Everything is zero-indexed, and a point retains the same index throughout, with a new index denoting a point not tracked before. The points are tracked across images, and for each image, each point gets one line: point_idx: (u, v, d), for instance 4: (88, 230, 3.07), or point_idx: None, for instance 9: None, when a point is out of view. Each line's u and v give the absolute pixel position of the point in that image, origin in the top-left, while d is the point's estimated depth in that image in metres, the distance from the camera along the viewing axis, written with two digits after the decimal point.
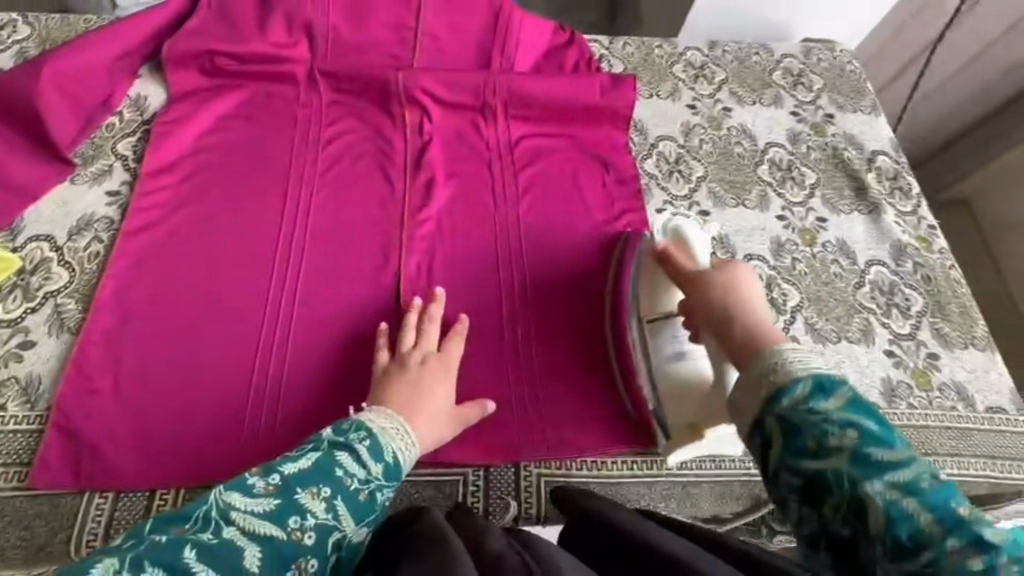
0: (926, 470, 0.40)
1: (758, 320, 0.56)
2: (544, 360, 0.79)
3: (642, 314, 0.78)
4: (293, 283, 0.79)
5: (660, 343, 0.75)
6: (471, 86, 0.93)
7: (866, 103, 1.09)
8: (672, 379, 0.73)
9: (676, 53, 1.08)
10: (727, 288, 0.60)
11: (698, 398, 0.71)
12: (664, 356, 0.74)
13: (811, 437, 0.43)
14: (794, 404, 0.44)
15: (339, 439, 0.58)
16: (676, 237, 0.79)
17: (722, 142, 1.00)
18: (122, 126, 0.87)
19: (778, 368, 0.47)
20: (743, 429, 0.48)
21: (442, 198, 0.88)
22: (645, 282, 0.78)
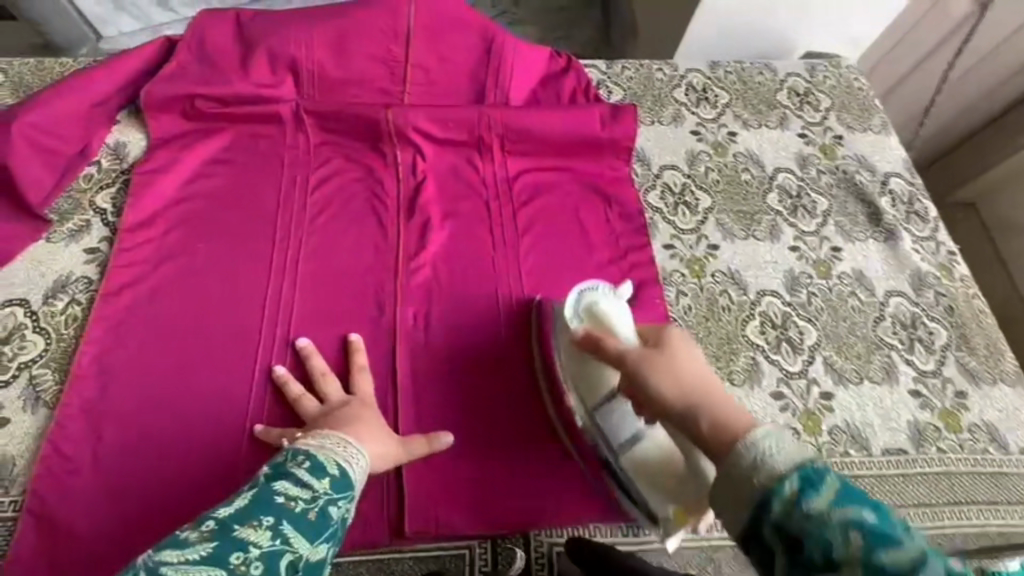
0: (933, 562, 0.36)
1: (712, 402, 0.51)
2: (504, 421, 0.74)
3: (588, 405, 0.72)
4: (281, 343, 0.75)
5: (612, 421, 0.70)
6: (465, 121, 0.89)
7: (876, 121, 1.04)
8: (639, 461, 0.68)
9: (677, 76, 1.04)
10: (669, 367, 0.54)
11: (666, 469, 0.66)
12: (623, 447, 0.69)
13: (814, 548, 0.38)
14: (786, 508, 0.40)
15: (275, 471, 0.56)
16: (590, 318, 0.71)
17: (729, 170, 0.96)
18: (100, 177, 0.83)
19: (754, 469, 0.43)
20: (735, 535, 0.44)
21: (438, 241, 0.84)
22: (578, 368, 0.73)
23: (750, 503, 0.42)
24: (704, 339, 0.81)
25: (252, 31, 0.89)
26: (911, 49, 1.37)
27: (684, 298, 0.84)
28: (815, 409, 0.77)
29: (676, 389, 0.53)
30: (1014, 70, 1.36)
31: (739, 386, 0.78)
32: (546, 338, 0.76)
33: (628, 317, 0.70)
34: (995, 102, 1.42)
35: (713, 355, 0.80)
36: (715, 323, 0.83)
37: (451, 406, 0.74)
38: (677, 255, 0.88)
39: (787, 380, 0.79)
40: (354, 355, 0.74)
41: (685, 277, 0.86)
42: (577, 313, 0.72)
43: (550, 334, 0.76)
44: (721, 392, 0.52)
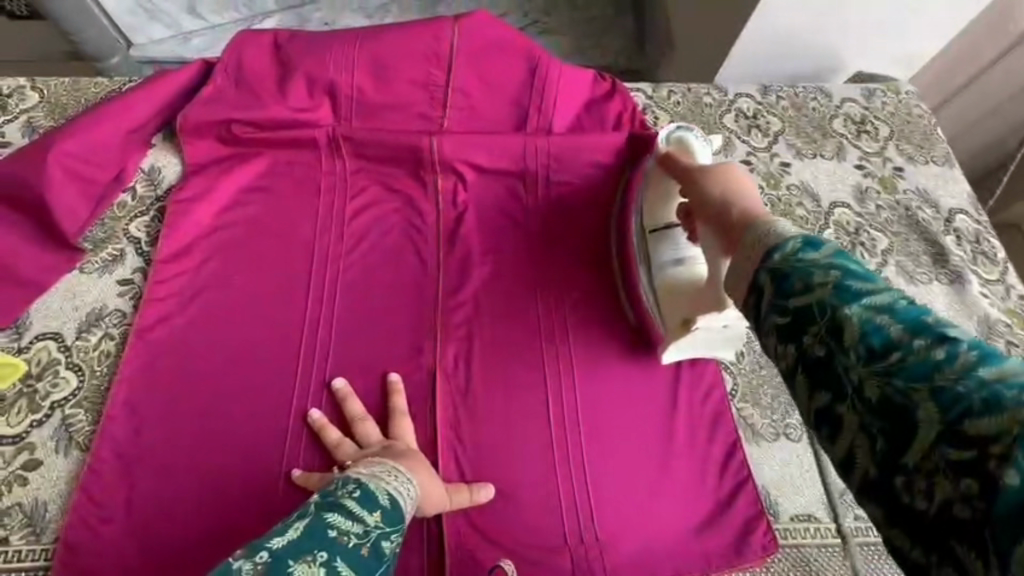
0: (900, 296, 0.34)
1: (745, 189, 0.52)
2: (555, 289, 0.81)
3: (646, 224, 0.78)
4: (317, 383, 0.72)
5: (661, 247, 0.76)
6: (509, 150, 0.85)
7: (938, 152, 0.99)
8: (670, 278, 0.74)
9: (726, 101, 1.00)
10: (727, 177, 0.55)
11: (692, 300, 0.71)
12: (665, 261, 0.74)
13: (797, 279, 0.36)
14: (785, 258, 0.37)
15: (325, 500, 0.50)
16: (680, 146, 0.82)
17: (782, 204, 0.91)
18: (135, 204, 0.81)
19: (771, 230, 0.40)
20: (732, 292, 0.41)
21: (479, 277, 0.80)
22: (650, 194, 0.79)
23: (757, 255, 0.39)
24: (758, 390, 0.79)
25: (290, 53, 0.86)
26: (966, 66, 1.30)
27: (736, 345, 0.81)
28: None
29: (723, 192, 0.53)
30: None
31: (796, 442, 0.76)
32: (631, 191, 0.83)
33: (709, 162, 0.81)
34: None
35: (767, 408, 0.78)
36: (767, 371, 0.80)
37: (493, 454, 0.70)
38: None
39: None
40: (394, 399, 0.70)
41: None
42: (674, 134, 0.82)
43: (637, 177, 0.84)
44: (754, 193, 0.52)
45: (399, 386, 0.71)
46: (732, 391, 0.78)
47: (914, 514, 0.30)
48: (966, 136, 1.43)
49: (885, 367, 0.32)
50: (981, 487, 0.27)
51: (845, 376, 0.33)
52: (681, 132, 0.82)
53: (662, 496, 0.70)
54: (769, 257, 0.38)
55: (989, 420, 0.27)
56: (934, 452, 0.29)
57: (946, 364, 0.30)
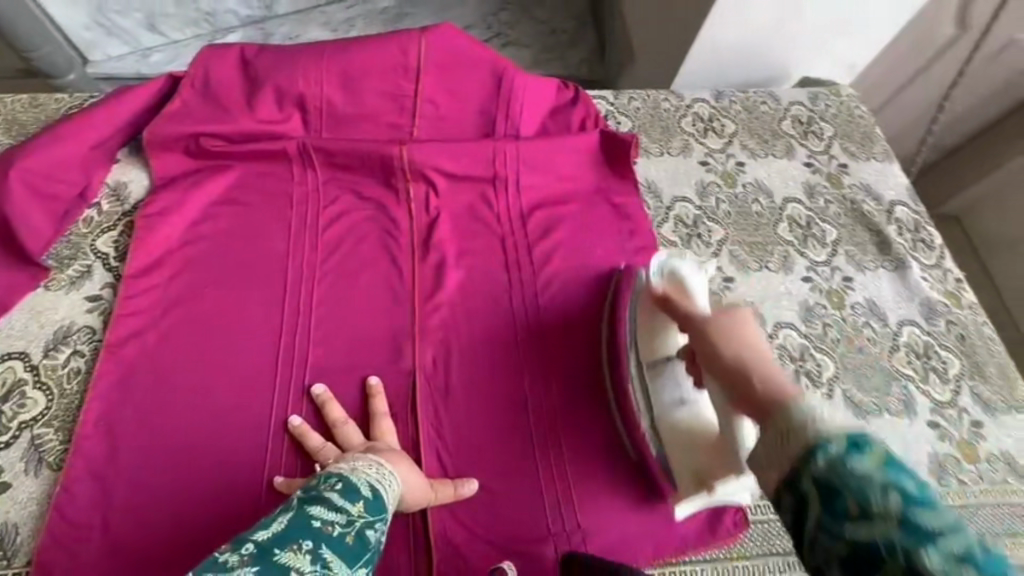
0: (974, 534, 0.31)
1: (765, 362, 0.50)
2: (547, 407, 0.75)
3: (643, 358, 0.75)
4: (295, 392, 0.72)
5: (661, 386, 0.72)
6: (478, 156, 0.88)
7: (878, 149, 1.06)
8: (678, 427, 0.70)
9: (683, 106, 1.05)
10: (738, 340, 0.53)
11: (705, 450, 0.69)
12: (669, 402, 0.71)
13: (851, 501, 0.34)
14: (829, 463, 0.36)
15: (308, 495, 0.52)
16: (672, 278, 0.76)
17: (739, 201, 0.96)
18: (101, 220, 0.80)
19: (805, 423, 0.39)
20: (779, 503, 0.39)
21: (454, 280, 0.82)
22: (644, 328, 0.75)
23: (795, 459, 0.38)
24: None
25: (259, 66, 0.86)
26: (903, 69, 1.41)
27: None
28: None
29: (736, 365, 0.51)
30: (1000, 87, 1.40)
31: None
32: (618, 305, 0.79)
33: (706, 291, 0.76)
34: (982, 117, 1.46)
35: None
36: None
37: (475, 450, 0.72)
38: None
39: None
40: (374, 402, 0.71)
41: None
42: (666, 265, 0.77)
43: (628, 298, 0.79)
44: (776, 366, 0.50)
45: (378, 388, 0.72)
46: None
47: None
48: (902, 138, 1.55)
49: None
50: None
51: None
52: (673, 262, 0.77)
53: (639, 481, 0.72)
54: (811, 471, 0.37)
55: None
56: None
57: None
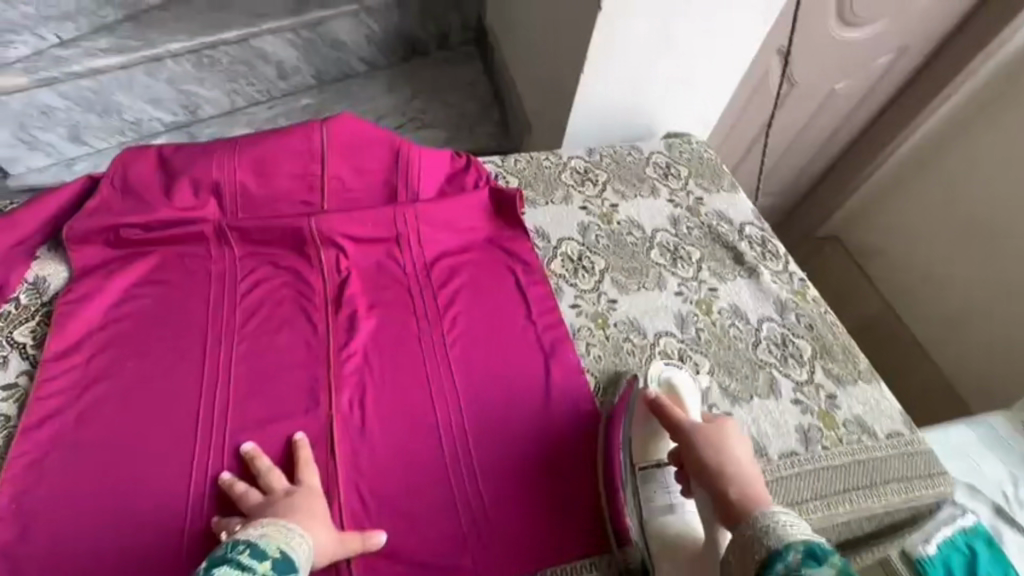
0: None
1: (742, 475, 0.69)
2: (466, 483, 0.79)
3: (635, 459, 0.83)
4: (216, 451, 0.76)
5: (652, 492, 0.81)
6: (381, 220, 1.00)
7: (726, 183, 1.28)
8: (664, 532, 0.77)
9: (562, 163, 1.24)
10: (722, 458, 0.71)
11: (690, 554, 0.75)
12: (659, 509, 0.79)
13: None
14: (789, 567, 0.55)
15: (212, 563, 0.58)
16: (670, 389, 0.90)
17: (616, 235, 1.12)
18: (20, 312, 0.84)
19: (772, 537, 0.59)
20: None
21: (367, 329, 0.90)
22: (639, 429, 0.84)
23: (763, 562, 0.57)
24: (616, 382, 0.93)
25: (175, 162, 0.97)
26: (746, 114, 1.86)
27: (594, 349, 0.96)
28: None
29: (717, 484, 0.69)
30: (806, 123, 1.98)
31: None
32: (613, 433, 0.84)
33: (695, 404, 0.89)
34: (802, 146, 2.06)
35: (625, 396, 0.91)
36: (621, 367, 0.94)
37: (394, 481, 0.77)
38: (582, 312, 1.00)
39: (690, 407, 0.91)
40: (299, 452, 0.75)
41: (592, 330, 0.98)
42: (660, 374, 0.91)
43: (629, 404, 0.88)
44: (754, 486, 0.69)
45: (304, 443, 0.76)
46: (595, 388, 0.91)
47: None
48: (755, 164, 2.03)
49: None
50: None
51: None
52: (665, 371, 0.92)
53: (545, 482, 0.80)
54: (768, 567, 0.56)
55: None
56: None
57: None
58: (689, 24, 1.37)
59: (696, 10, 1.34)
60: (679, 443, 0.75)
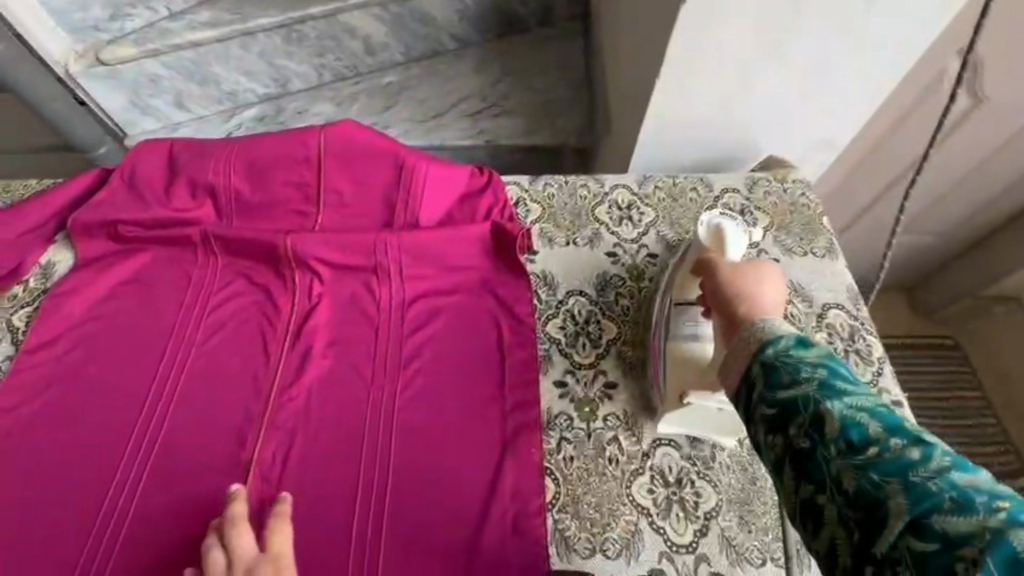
0: (879, 405, 0.44)
1: (756, 293, 0.60)
2: None
3: (673, 296, 0.79)
4: (140, 479, 0.75)
5: (682, 321, 0.76)
6: (364, 247, 0.89)
7: (821, 243, 0.96)
8: (682, 349, 0.74)
9: (602, 192, 1.02)
10: (740, 273, 0.63)
11: (697, 372, 0.72)
12: (683, 334, 0.75)
13: (786, 374, 0.47)
14: (777, 353, 0.49)
15: None
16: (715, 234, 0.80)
17: (642, 298, 0.90)
18: (25, 296, 0.89)
19: (766, 328, 0.52)
20: (730, 387, 0.52)
21: (316, 372, 0.82)
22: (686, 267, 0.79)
23: (753, 349, 0.51)
24: (582, 496, 0.73)
25: (180, 159, 0.95)
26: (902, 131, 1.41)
27: (567, 446, 0.77)
28: None
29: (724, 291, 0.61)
30: (996, 147, 1.49)
31: (614, 560, 0.69)
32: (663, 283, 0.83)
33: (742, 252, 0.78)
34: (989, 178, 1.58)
35: (588, 519, 0.72)
36: (595, 478, 0.75)
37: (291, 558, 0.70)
38: (568, 394, 0.81)
39: (670, 554, 0.70)
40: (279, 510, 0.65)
41: (572, 421, 0.79)
42: (714, 219, 0.81)
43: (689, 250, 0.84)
44: (767, 295, 0.60)
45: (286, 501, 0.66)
46: (551, 499, 0.73)
47: (885, 536, 0.37)
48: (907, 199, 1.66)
49: (866, 463, 0.40)
50: (917, 523, 0.36)
51: (827, 471, 0.42)
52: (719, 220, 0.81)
53: None
54: (759, 352, 0.50)
55: (960, 516, 0.35)
56: (906, 522, 0.37)
57: (919, 464, 0.38)
58: (809, 27, 1.03)
59: (822, 8, 1.00)
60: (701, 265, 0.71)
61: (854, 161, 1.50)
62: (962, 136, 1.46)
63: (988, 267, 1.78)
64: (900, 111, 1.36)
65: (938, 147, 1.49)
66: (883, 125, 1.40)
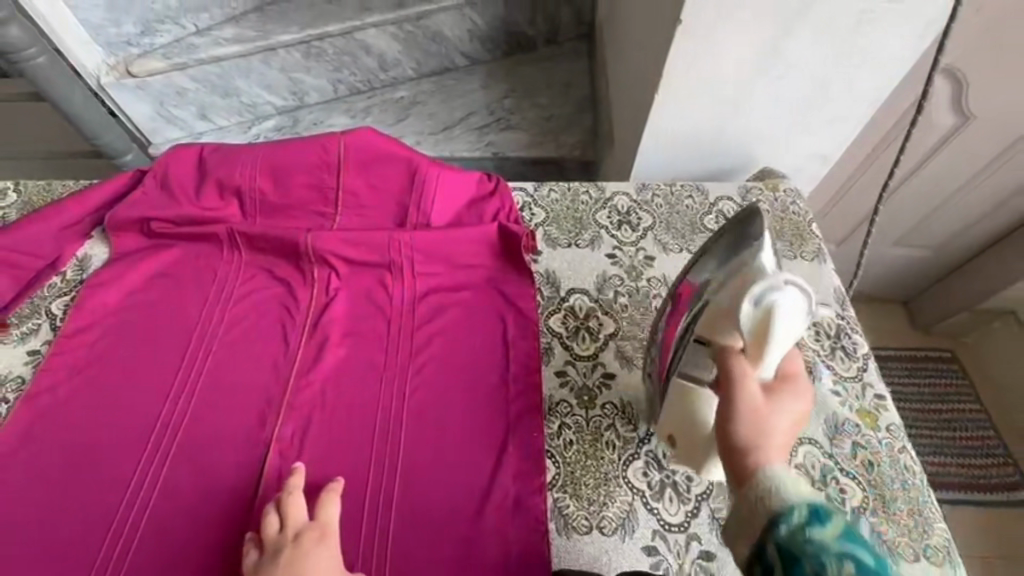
0: None
1: (767, 438, 0.52)
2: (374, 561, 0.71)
3: (696, 331, 0.67)
4: (165, 458, 0.79)
5: (695, 359, 0.69)
6: (379, 244, 0.96)
7: (809, 248, 1.02)
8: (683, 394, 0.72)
9: (602, 199, 1.08)
10: (755, 396, 0.56)
11: (694, 432, 0.72)
12: (692, 376, 0.70)
13: (809, 565, 0.42)
14: (792, 533, 0.44)
15: None
16: (763, 315, 0.60)
17: (639, 296, 0.95)
18: (62, 286, 0.96)
19: (774, 495, 0.47)
20: (740, 555, 0.48)
21: (332, 360, 0.87)
22: (720, 311, 0.64)
23: (764, 523, 0.46)
24: (580, 478, 0.78)
25: (209, 162, 1.02)
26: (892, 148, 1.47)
27: (566, 431, 0.82)
28: (690, 570, 0.71)
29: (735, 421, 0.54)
30: (983, 165, 1.55)
31: (609, 536, 0.73)
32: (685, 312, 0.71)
33: (784, 348, 0.60)
34: (978, 194, 1.63)
35: (586, 499, 0.76)
36: (592, 462, 0.79)
37: None
38: (568, 383, 0.86)
39: (663, 532, 0.74)
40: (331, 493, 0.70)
41: (572, 408, 0.84)
42: (769, 291, 0.60)
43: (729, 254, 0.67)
44: (781, 431, 0.53)
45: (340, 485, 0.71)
46: (551, 480, 0.78)
47: None
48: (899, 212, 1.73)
49: None
50: None
51: None
52: (778, 291, 0.60)
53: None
54: (770, 528, 0.46)
55: None
56: None
57: None
58: (799, 45, 1.10)
59: (812, 28, 1.07)
60: (721, 370, 0.59)
61: (846, 175, 1.56)
62: (948, 154, 1.53)
63: (983, 280, 1.81)
64: (889, 130, 1.43)
65: (925, 161, 1.56)
66: (871, 142, 1.47)
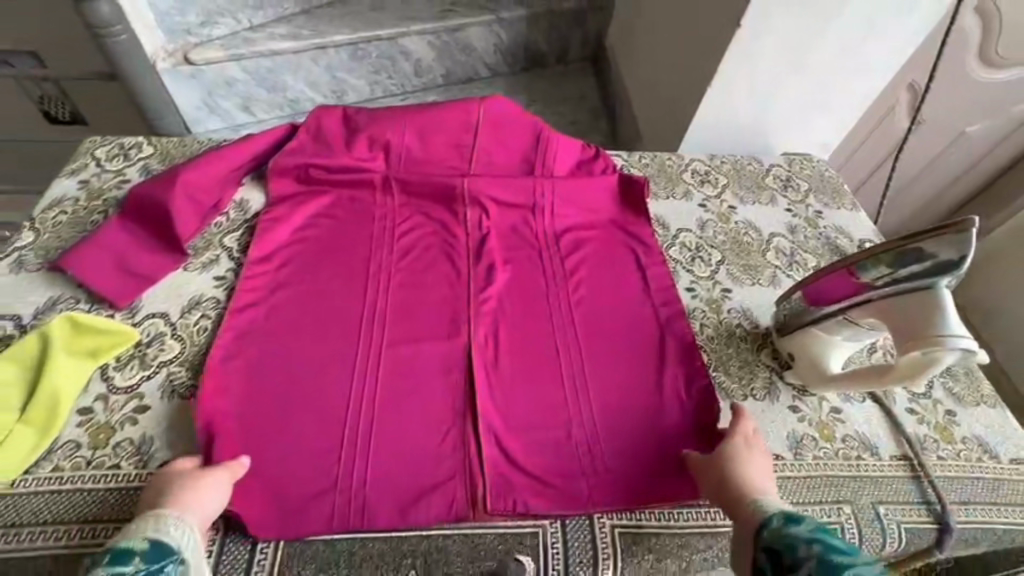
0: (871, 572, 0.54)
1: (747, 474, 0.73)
2: (585, 426, 0.85)
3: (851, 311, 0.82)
4: (375, 359, 0.88)
5: (834, 326, 0.86)
6: (522, 190, 1.11)
7: (846, 202, 1.29)
8: (811, 340, 0.89)
9: (683, 164, 1.29)
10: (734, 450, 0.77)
11: (812, 360, 0.89)
12: (830, 329, 0.86)
13: (788, 556, 0.58)
14: (774, 533, 0.62)
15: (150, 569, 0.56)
16: (927, 360, 0.74)
17: (733, 234, 1.17)
18: (229, 223, 1.02)
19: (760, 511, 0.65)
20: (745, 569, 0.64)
21: (502, 280, 1.01)
22: (888, 316, 0.78)
23: (756, 534, 0.64)
24: (727, 361, 0.96)
25: (357, 120, 1.13)
26: (878, 151, 1.88)
27: (707, 328, 1.00)
28: (828, 420, 0.90)
29: (717, 467, 0.75)
30: (930, 161, 1.92)
31: (761, 400, 0.91)
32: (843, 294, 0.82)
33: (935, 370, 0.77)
34: (927, 186, 2.00)
35: (736, 375, 0.94)
36: (733, 350, 0.98)
37: (519, 406, 0.86)
38: (698, 296, 1.05)
39: (800, 396, 0.92)
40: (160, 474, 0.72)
41: (706, 313, 1.02)
42: (946, 352, 0.73)
43: (919, 261, 0.74)
44: (760, 478, 0.73)
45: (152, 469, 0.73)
46: (706, 363, 0.95)
47: None
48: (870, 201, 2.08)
49: None
50: None
51: None
52: (950, 352, 0.73)
53: (658, 434, 0.85)
54: (763, 530, 0.63)
55: None
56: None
57: None
58: (828, 39, 1.37)
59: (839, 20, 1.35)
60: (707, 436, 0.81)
61: None
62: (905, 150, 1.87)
63: None
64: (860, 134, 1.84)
65: (894, 153, 1.85)
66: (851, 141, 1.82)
